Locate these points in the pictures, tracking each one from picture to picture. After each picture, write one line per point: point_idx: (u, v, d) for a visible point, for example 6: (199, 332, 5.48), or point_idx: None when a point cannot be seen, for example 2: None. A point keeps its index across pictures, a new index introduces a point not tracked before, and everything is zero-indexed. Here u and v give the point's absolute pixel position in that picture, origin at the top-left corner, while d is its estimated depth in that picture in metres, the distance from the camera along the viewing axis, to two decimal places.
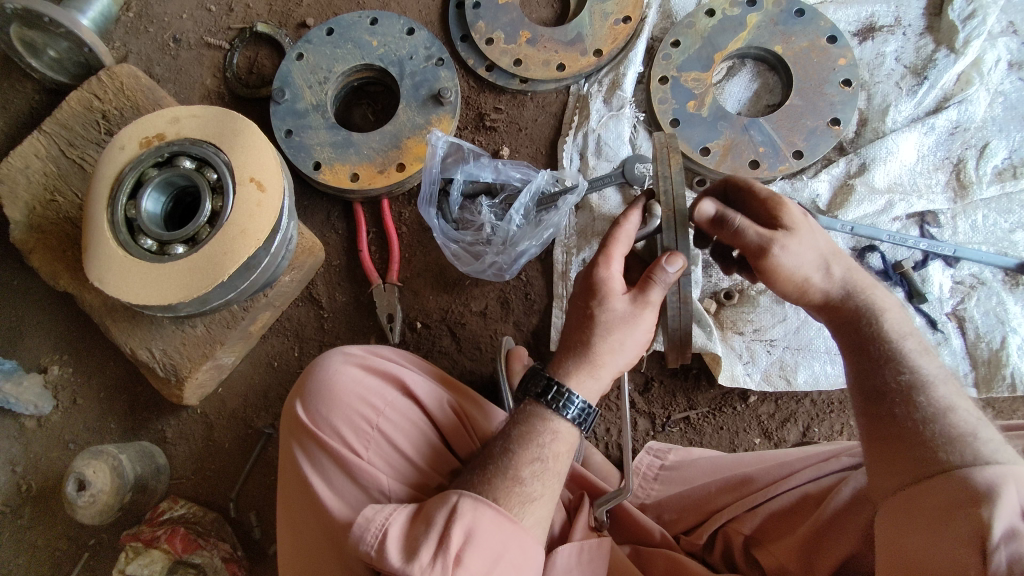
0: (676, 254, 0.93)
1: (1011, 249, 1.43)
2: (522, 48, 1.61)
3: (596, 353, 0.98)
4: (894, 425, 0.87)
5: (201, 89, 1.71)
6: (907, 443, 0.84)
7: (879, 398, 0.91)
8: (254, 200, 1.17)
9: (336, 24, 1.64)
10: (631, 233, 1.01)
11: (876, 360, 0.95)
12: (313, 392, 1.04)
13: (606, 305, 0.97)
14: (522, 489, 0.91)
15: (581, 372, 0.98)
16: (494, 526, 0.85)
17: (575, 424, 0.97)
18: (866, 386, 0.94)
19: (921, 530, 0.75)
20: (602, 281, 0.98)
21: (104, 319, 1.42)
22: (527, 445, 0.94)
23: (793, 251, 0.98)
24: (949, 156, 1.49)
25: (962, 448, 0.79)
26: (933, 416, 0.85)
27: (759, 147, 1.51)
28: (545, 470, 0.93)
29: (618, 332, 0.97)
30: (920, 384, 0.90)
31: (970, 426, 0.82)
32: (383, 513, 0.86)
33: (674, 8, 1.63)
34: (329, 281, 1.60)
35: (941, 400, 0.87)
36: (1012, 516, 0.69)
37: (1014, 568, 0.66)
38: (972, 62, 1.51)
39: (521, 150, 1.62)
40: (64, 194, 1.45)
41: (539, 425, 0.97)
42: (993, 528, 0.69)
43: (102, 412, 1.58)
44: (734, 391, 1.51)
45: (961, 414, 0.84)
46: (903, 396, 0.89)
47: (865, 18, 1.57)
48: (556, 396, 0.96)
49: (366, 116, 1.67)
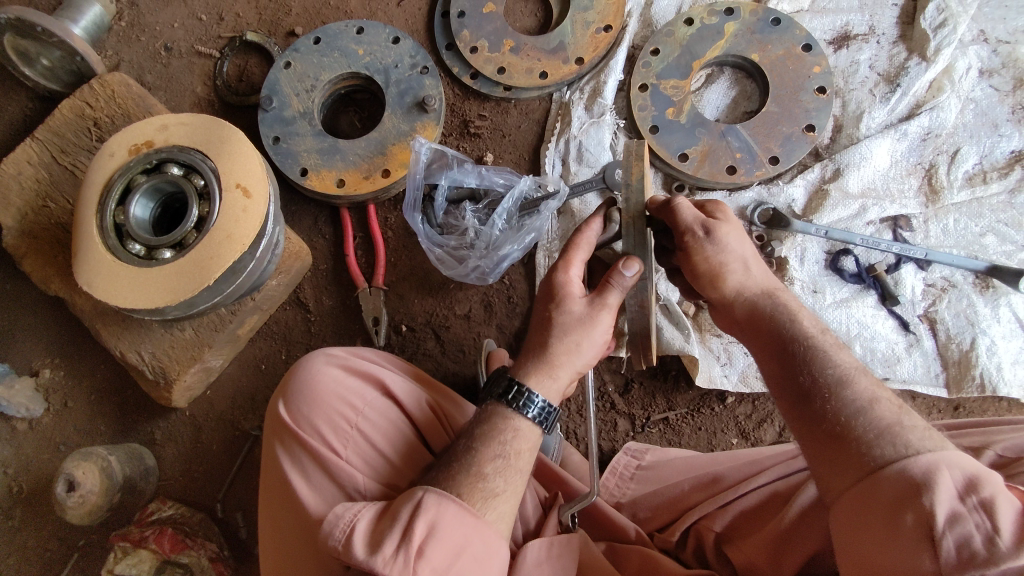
0: (633, 259, 1.00)
1: (981, 252, 1.46)
2: (506, 57, 1.64)
3: (553, 354, 1.01)
4: (828, 426, 0.87)
5: (192, 96, 1.75)
6: (836, 441, 0.85)
7: (806, 400, 0.92)
8: (240, 206, 1.20)
9: (323, 33, 1.67)
10: (592, 240, 1.08)
11: (799, 360, 0.96)
12: (295, 391, 1.06)
13: (562, 307, 1.01)
14: (485, 485, 0.93)
15: (540, 372, 1.01)
16: (457, 520, 0.87)
17: (536, 423, 1.00)
18: (792, 388, 0.95)
19: (874, 529, 0.75)
20: (562, 284, 1.03)
21: (95, 322, 1.45)
22: (489, 443, 0.97)
23: (715, 243, 1.04)
24: (921, 161, 1.52)
25: (891, 441, 0.80)
26: (858, 413, 0.86)
27: (736, 153, 1.54)
28: (507, 466, 0.96)
29: (575, 333, 1.00)
30: (841, 381, 0.91)
31: (893, 416, 0.84)
32: (353, 509, 0.89)
33: (655, 17, 1.66)
34: (316, 286, 1.63)
35: (863, 393, 0.89)
36: (951, 499, 0.70)
37: (963, 554, 0.67)
38: (944, 70, 1.54)
39: (504, 157, 1.65)
40: (56, 201, 1.48)
41: (502, 423, 0.99)
42: (936, 516, 0.69)
43: (93, 415, 1.61)
44: (713, 392, 1.54)
45: (882, 407, 0.86)
46: (826, 395, 0.90)
47: (841, 27, 1.61)
48: (517, 395, 0.99)
49: (353, 123, 1.70)
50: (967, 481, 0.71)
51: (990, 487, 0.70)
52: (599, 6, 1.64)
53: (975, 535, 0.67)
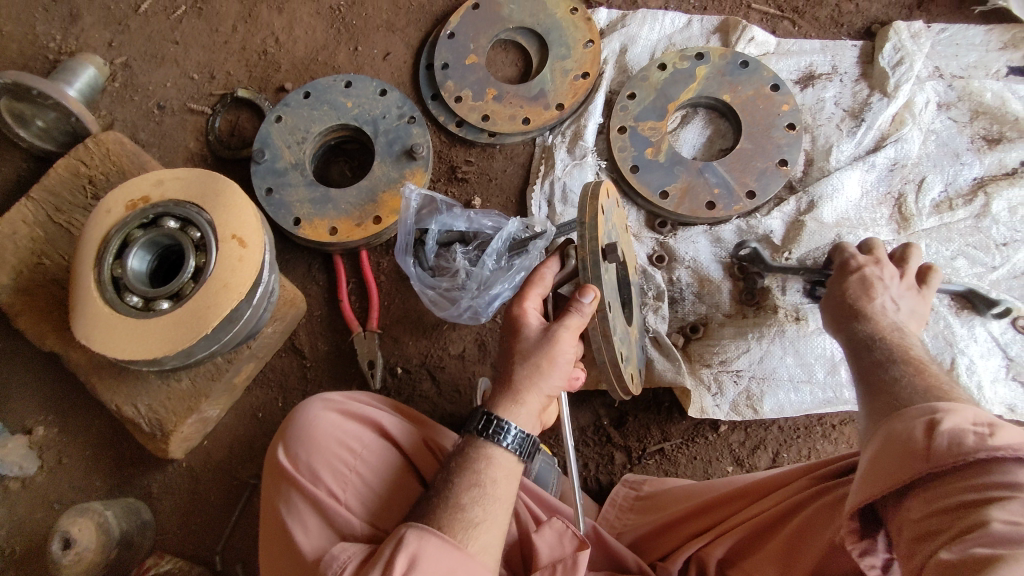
0: (589, 286, 0.98)
1: (954, 276, 1.52)
2: (489, 105, 1.71)
3: (517, 383, 1.02)
4: (876, 384, 0.97)
5: (184, 151, 1.79)
6: (884, 394, 0.94)
7: (864, 372, 1.02)
8: (236, 256, 1.24)
9: (312, 88, 1.74)
10: (550, 277, 1.11)
11: (865, 343, 1.06)
12: (295, 437, 1.08)
13: (522, 336, 1.04)
14: (464, 515, 0.94)
15: (506, 402, 1.02)
16: (440, 552, 0.89)
17: (512, 453, 1.01)
18: (859, 362, 1.05)
19: (889, 445, 0.83)
20: (517, 317, 1.06)
21: (91, 376, 1.46)
22: (463, 473, 0.99)
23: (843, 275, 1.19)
24: (890, 191, 1.60)
25: (927, 392, 0.89)
26: (903, 376, 0.95)
27: (714, 189, 1.61)
28: (484, 495, 0.96)
29: (534, 364, 1.02)
30: (898, 356, 1.00)
31: (936, 380, 0.92)
32: (347, 549, 0.93)
33: (629, 63, 1.75)
34: (311, 332, 1.65)
35: (915, 365, 0.97)
36: (960, 417, 0.78)
37: (953, 445, 0.75)
38: (904, 104, 1.63)
39: (492, 200, 1.71)
40: (51, 258, 1.51)
41: (475, 453, 1.01)
42: (942, 422, 0.78)
43: (89, 470, 1.60)
44: (705, 421, 1.57)
45: (933, 371, 0.94)
46: (881, 366, 1.00)
47: (805, 67, 1.71)
48: (489, 425, 1.00)
49: (344, 173, 1.76)
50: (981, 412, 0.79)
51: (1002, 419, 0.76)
52: (576, 55, 1.73)
53: (969, 436, 0.74)
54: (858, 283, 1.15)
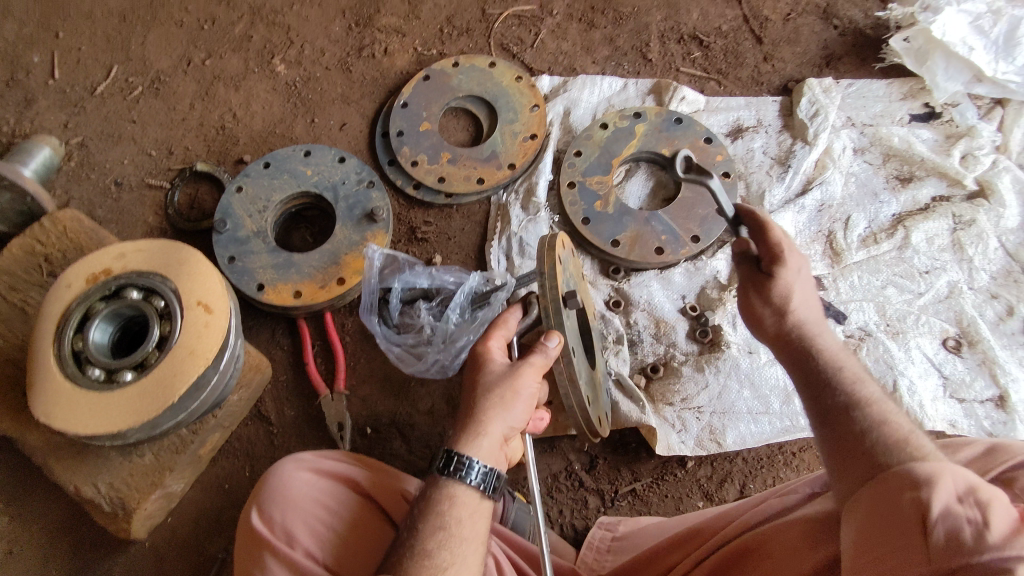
0: (553, 330, 1.06)
1: (886, 303, 1.64)
2: (444, 167, 1.80)
3: (479, 417, 1.05)
4: (844, 439, 0.97)
5: (143, 226, 1.81)
6: (855, 453, 0.94)
7: (828, 423, 1.02)
8: (202, 322, 1.25)
9: (272, 159, 1.80)
10: (513, 322, 1.18)
11: (822, 386, 1.06)
12: (269, 498, 1.08)
13: (485, 370, 1.10)
14: (430, 561, 0.95)
15: (468, 435, 1.04)
16: None
17: (478, 490, 1.02)
18: (819, 408, 1.05)
19: (875, 522, 0.80)
20: (482, 353, 1.13)
21: (48, 458, 1.41)
22: (427, 517, 0.99)
23: (762, 298, 1.18)
24: (821, 229, 1.73)
25: (900, 453, 0.89)
26: (871, 428, 0.96)
27: (661, 235, 1.71)
28: (449, 537, 0.97)
29: (496, 397, 1.05)
30: (857, 404, 1.01)
31: (903, 434, 0.93)
32: None
33: (573, 124, 1.87)
34: (277, 397, 1.64)
35: (877, 415, 0.98)
36: (947, 495, 0.76)
37: (950, 541, 0.72)
38: (824, 150, 1.79)
39: (451, 257, 1.77)
40: (5, 337, 1.48)
41: (439, 494, 1.01)
42: (932, 504, 0.76)
43: (42, 559, 1.52)
44: (673, 459, 1.61)
45: (896, 424, 0.95)
46: (846, 415, 1.00)
47: (733, 122, 1.86)
48: (454, 464, 1.01)
49: (306, 239, 1.79)
50: (968, 486, 0.76)
51: (989, 493, 0.75)
52: (524, 118, 1.84)
53: (966, 527, 0.72)
54: (775, 304, 1.17)
